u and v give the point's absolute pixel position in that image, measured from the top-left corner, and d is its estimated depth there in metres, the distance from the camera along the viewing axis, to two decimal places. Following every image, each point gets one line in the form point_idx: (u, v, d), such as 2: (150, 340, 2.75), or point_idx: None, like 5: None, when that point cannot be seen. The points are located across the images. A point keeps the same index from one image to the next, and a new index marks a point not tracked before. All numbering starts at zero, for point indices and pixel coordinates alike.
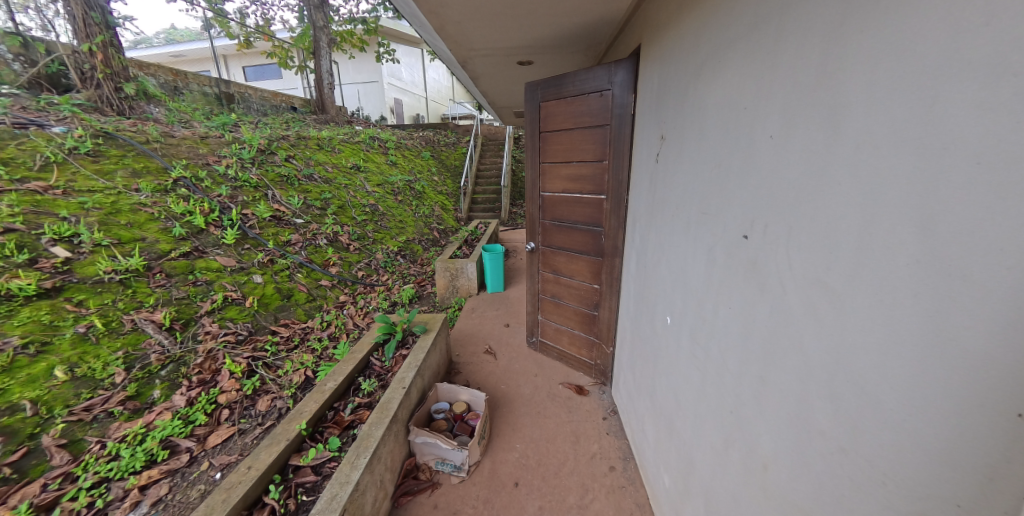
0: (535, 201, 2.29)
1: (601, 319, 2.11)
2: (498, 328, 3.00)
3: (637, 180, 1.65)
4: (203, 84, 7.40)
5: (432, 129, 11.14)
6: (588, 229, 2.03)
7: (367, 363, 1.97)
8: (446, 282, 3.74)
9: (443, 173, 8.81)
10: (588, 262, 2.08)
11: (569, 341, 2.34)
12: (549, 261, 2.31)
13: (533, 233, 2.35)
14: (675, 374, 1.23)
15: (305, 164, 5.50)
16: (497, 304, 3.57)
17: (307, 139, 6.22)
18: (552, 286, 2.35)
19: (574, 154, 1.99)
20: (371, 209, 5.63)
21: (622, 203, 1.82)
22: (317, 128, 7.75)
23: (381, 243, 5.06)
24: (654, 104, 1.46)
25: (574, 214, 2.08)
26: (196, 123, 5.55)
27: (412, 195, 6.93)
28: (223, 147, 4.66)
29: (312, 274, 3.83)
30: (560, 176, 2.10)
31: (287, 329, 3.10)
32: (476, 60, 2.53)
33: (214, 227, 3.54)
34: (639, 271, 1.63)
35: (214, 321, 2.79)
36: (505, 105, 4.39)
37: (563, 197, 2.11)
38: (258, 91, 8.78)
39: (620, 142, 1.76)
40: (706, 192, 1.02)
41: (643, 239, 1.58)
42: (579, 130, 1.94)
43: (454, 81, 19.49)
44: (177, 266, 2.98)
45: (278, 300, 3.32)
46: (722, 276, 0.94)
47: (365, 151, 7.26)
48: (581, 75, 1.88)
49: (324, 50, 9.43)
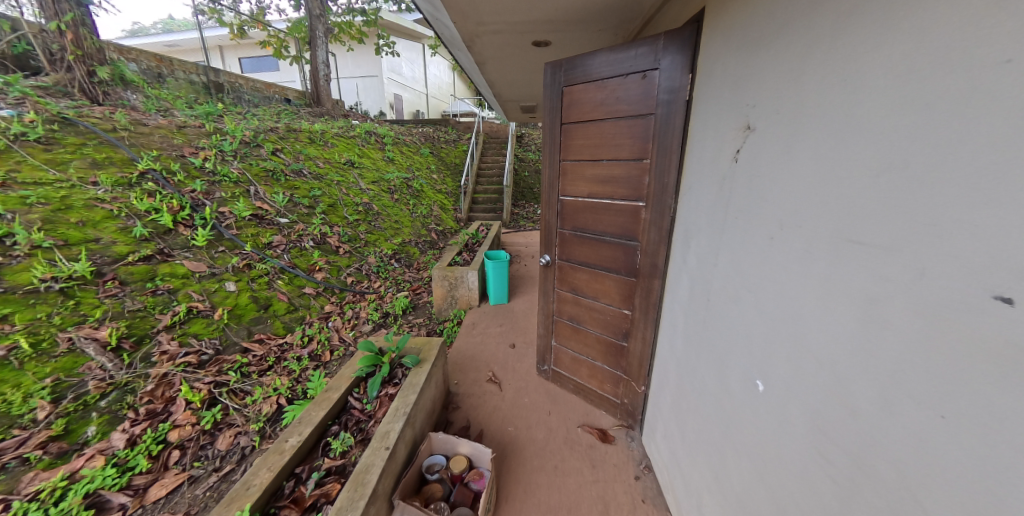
0: (551, 205, 1.92)
1: (631, 351, 1.75)
2: (502, 349, 2.63)
3: (693, 185, 1.28)
4: (190, 72, 6.99)
5: (432, 126, 10.76)
6: (618, 244, 1.66)
7: (344, 405, 1.60)
8: (444, 292, 3.39)
9: (442, 171, 8.43)
10: (617, 281, 1.72)
11: (589, 373, 1.98)
12: (567, 278, 1.94)
13: (547, 243, 1.99)
14: (764, 462, 0.87)
15: (293, 159, 5.11)
16: (501, 317, 3.21)
17: (297, 132, 5.84)
18: (569, 308, 1.98)
19: (605, 151, 1.62)
20: (364, 209, 5.23)
21: (666, 212, 1.45)
22: (311, 120, 7.35)
23: (374, 245, 4.67)
24: (726, 86, 1.09)
25: (601, 224, 1.71)
26: (177, 111, 5.14)
27: (409, 194, 6.55)
28: (201, 138, 4.26)
29: (294, 280, 3.43)
30: (584, 176, 1.73)
31: (261, 346, 2.73)
32: (484, 39, 2.15)
33: (184, 227, 3.15)
34: (693, 301, 1.27)
35: (173, 338, 2.41)
36: (511, 97, 4.01)
37: (586, 201, 1.74)
38: (250, 82, 8.38)
39: (668, 136, 1.40)
40: (841, 210, 0.66)
41: (701, 262, 1.22)
42: (611, 120, 1.57)
43: (455, 78, 19.08)
44: (135, 272, 2.60)
45: (253, 311, 2.95)
46: (889, 350, 0.57)
47: (360, 147, 6.87)
48: (616, 53, 1.51)
49: (319, 40, 8.98)
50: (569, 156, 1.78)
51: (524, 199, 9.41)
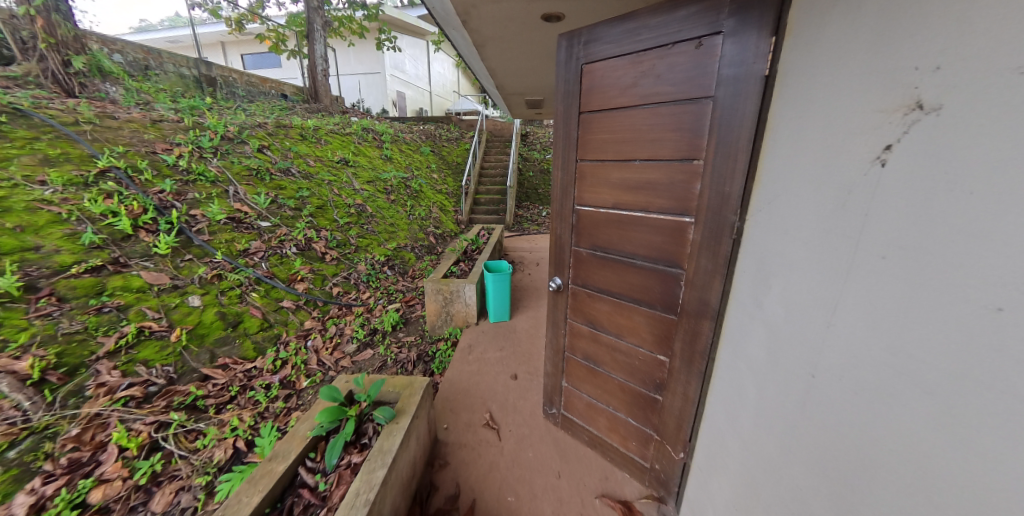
0: (563, 217, 1.53)
1: (665, 407, 1.36)
2: (501, 381, 2.25)
3: (775, 199, 0.90)
4: (180, 64, 6.70)
5: (434, 123, 10.40)
6: (652, 270, 1.27)
7: (292, 481, 1.23)
8: (438, 307, 3.03)
9: (442, 170, 8.07)
10: (649, 318, 1.33)
11: (608, 425, 1.60)
12: (582, 308, 1.56)
13: (558, 263, 1.60)
14: None
15: (281, 157, 4.78)
16: (502, 338, 2.83)
17: (287, 128, 5.51)
18: (585, 345, 1.60)
19: (636, 148, 1.22)
20: (356, 211, 4.88)
21: (726, 232, 1.07)
22: (306, 117, 7.01)
23: (364, 251, 4.32)
24: (842, 50, 0.70)
25: (630, 244, 1.32)
26: (158, 104, 4.81)
27: (406, 194, 6.19)
28: (177, 133, 3.92)
29: (271, 292, 3.08)
30: (607, 180, 1.34)
31: (225, 372, 2.37)
32: (481, 11, 1.76)
33: (146, 232, 2.80)
34: (774, 367, 0.89)
35: (116, 367, 2.05)
36: (516, 88, 3.61)
37: (610, 214, 1.35)
38: (244, 76, 8.07)
39: (731, 128, 1.01)
40: None
41: (791, 312, 0.83)
42: (646, 106, 1.17)
43: (459, 75, 18.74)
44: (79, 286, 2.25)
45: (220, 330, 2.59)
46: None
47: (356, 145, 6.52)
48: (657, 14, 1.10)
49: (317, 33, 8.81)
50: (587, 155, 1.38)
51: (528, 200, 9.03)
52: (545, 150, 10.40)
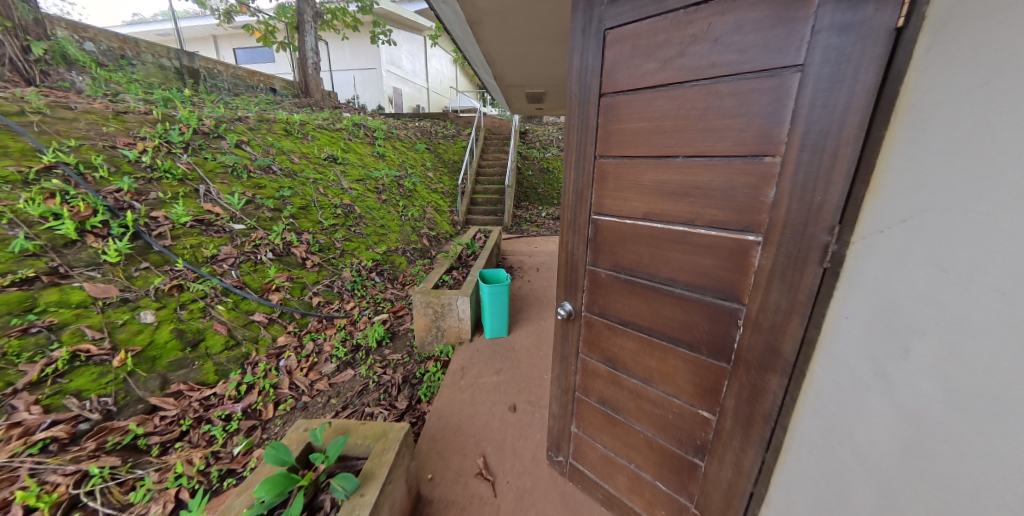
0: (576, 230, 1.22)
1: (709, 476, 1.06)
2: (498, 415, 1.94)
3: (914, 222, 0.60)
4: (159, 55, 6.36)
5: (430, 120, 10.07)
6: (697, 303, 0.97)
7: None
8: (427, 322, 2.74)
9: (438, 169, 7.75)
10: (690, 363, 1.03)
11: (630, 486, 1.29)
12: (599, 343, 1.25)
13: (568, 286, 1.29)
14: None
15: (261, 153, 4.44)
16: (499, 358, 2.52)
17: (270, 123, 5.17)
18: (602, 386, 1.29)
19: (681, 141, 0.91)
20: (343, 212, 4.55)
21: (813, 259, 0.76)
22: (293, 111, 6.68)
23: (350, 256, 4.00)
24: None
25: (666, 268, 1.01)
26: (128, 94, 4.46)
27: (399, 194, 5.87)
28: (144, 126, 3.58)
29: (241, 304, 2.76)
30: (636, 183, 1.02)
31: (178, 402, 2.05)
32: None
33: (95, 237, 2.47)
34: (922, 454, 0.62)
35: (38, 401, 1.73)
36: (516, 78, 3.29)
37: (640, 228, 1.04)
38: (230, 68, 7.73)
39: (829, 110, 0.69)
40: None
41: (960, 397, 0.56)
42: (697, 84, 0.86)
43: (457, 72, 18.38)
44: (2, 303, 1.93)
45: (176, 350, 2.27)
46: None
47: (346, 141, 6.20)
48: None
49: (308, 25, 8.47)
50: (610, 150, 1.07)
51: (527, 200, 8.72)
52: (544, 148, 10.09)
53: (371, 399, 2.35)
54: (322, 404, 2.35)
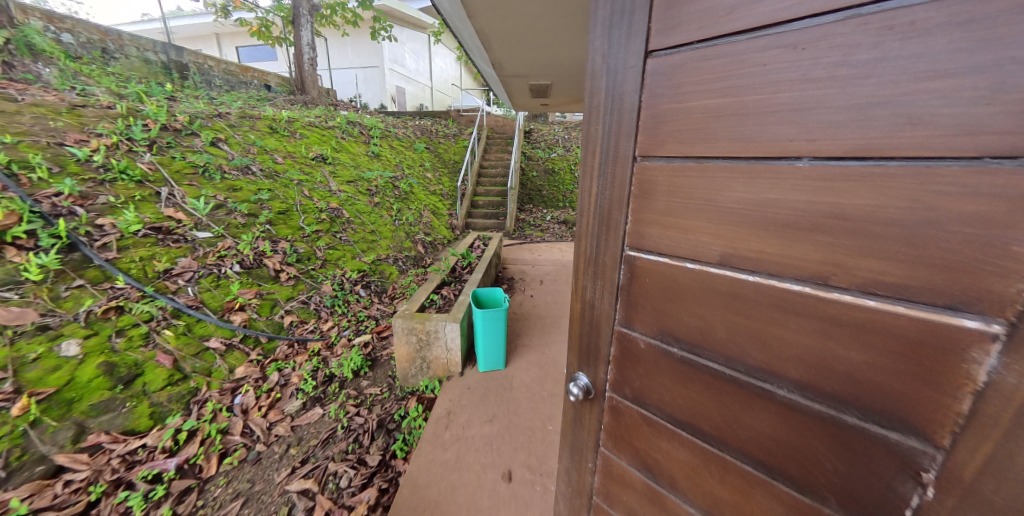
0: (597, 272, 0.79)
1: None
2: (486, 489, 1.54)
3: None
4: (145, 48, 6.07)
5: (431, 119, 9.72)
6: (825, 422, 0.54)
7: None
8: (410, 352, 2.34)
9: (437, 169, 7.38)
10: (793, 509, 0.61)
11: None
12: (633, 441, 0.83)
13: (585, 352, 0.87)
14: None
15: (240, 152, 4.07)
16: (492, 399, 2.10)
17: (254, 120, 4.81)
18: (635, 502, 0.86)
19: (818, 127, 0.47)
20: (328, 217, 4.18)
21: None
22: (285, 108, 6.34)
23: (332, 267, 3.63)
24: None
25: (761, 353, 0.58)
26: (97, 87, 4.13)
27: (393, 196, 5.50)
28: (102, 121, 3.22)
29: (195, 328, 2.37)
30: (715, 203, 0.59)
31: (93, 460, 1.67)
32: None
33: (16, 250, 2.11)
34: None
35: None
36: (518, 66, 2.86)
37: (712, 281, 0.62)
38: (223, 64, 7.43)
39: None
40: None
41: None
42: (862, 11, 0.42)
43: (461, 70, 18.03)
44: None
45: (103, 389, 1.88)
46: None
47: (338, 140, 5.85)
48: None
49: (304, 19, 8.17)
50: (663, 147, 0.63)
51: (531, 202, 8.29)
52: (549, 148, 9.66)
53: (336, 451, 1.94)
54: (277, 456, 1.94)
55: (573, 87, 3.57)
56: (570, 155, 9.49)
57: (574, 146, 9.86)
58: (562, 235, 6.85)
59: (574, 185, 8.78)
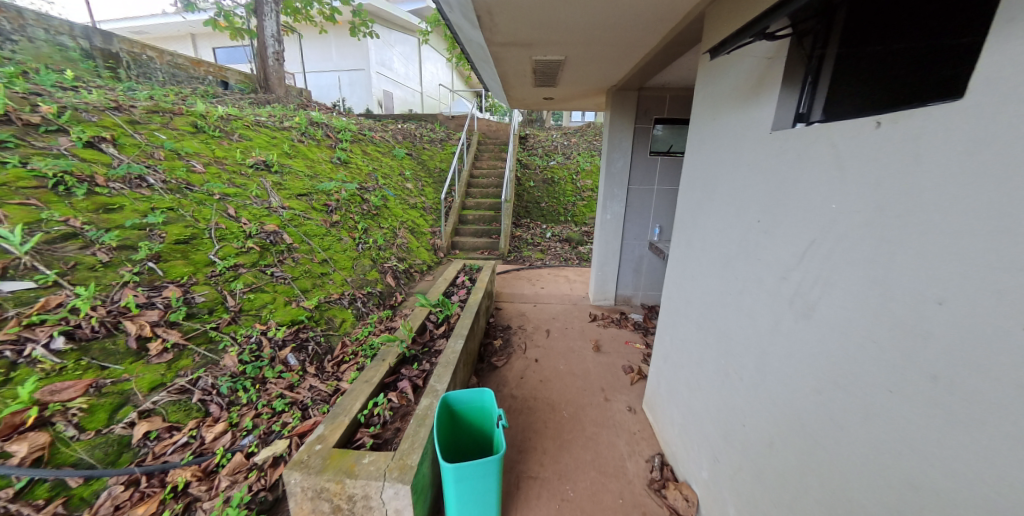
0: None
1: None
2: None
3: None
4: (60, 32, 5.00)
5: (416, 122, 8.72)
6: None
7: None
8: None
9: (419, 179, 6.35)
10: None
11: None
12: None
13: None
14: None
15: (134, 157, 2.98)
16: None
17: (170, 117, 3.73)
18: None
19: None
20: (258, 245, 3.08)
21: None
22: (233, 106, 5.28)
23: (250, 320, 2.54)
24: None
25: None
26: None
27: (360, 211, 4.43)
28: None
29: None
30: None
31: None
32: None
33: None
34: None
35: None
36: (516, 23, 1.84)
37: None
38: (168, 55, 6.36)
39: None
40: None
41: None
42: None
43: (454, 76, 17.22)
44: None
45: None
46: None
47: (292, 144, 4.79)
48: None
49: (267, 7, 7.11)
50: None
51: (528, 216, 7.27)
52: (547, 155, 8.70)
53: None
54: None
55: (591, 67, 2.56)
56: (570, 162, 8.52)
57: (575, 153, 8.91)
58: (566, 256, 5.82)
59: (576, 195, 7.79)
